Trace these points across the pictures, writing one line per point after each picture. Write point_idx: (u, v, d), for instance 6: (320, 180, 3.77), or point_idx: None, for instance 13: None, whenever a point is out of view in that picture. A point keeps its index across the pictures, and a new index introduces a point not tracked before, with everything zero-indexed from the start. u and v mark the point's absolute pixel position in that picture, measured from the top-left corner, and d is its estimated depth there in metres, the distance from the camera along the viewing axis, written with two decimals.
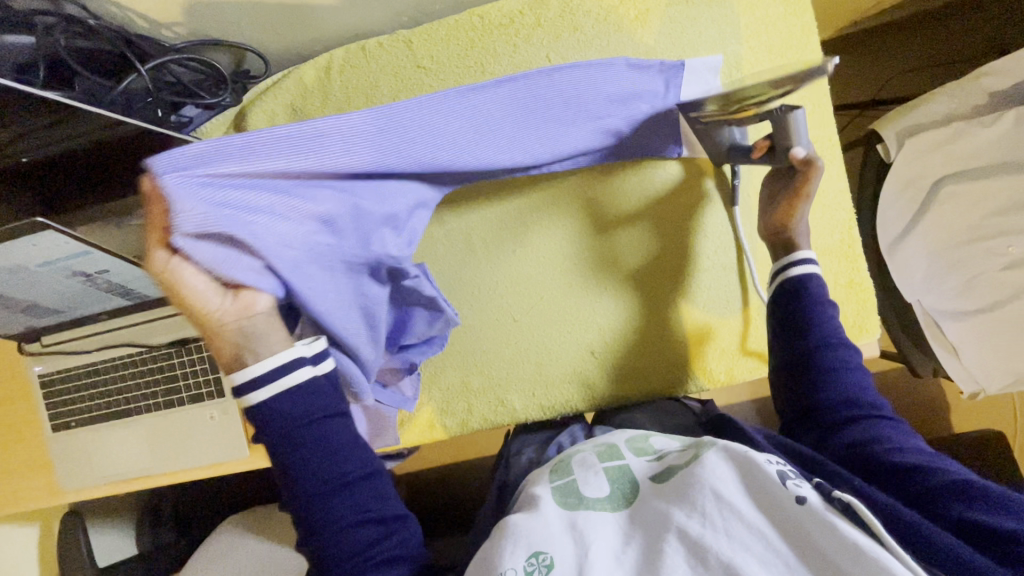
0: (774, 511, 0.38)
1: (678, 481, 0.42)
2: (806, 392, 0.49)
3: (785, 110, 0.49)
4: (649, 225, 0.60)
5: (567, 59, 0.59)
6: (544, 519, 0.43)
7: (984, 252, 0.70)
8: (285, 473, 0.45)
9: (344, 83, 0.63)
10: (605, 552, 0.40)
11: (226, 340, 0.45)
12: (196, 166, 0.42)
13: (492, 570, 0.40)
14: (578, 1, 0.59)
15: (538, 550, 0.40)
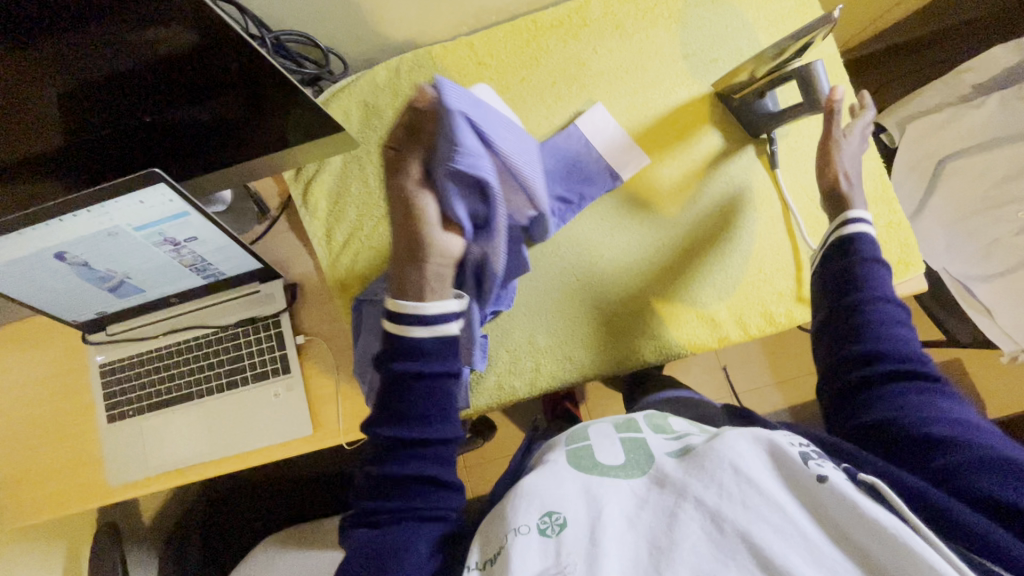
0: (797, 494, 0.36)
1: (705, 454, 0.39)
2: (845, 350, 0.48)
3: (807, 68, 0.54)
4: (697, 186, 0.64)
5: (612, 50, 0.68)
6: (559, 481, 0.41)
7: (996, 219, 0.76)
8: (387, 402, 0.46)
9: (413, 82, 0.71)
10: (618, 514, 0.38)
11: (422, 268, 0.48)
12: (464, 107, 0.49)
13: (502, 529, 0.39)
14: (618, 5, 0.68)
15: (550, 509, 0.39)
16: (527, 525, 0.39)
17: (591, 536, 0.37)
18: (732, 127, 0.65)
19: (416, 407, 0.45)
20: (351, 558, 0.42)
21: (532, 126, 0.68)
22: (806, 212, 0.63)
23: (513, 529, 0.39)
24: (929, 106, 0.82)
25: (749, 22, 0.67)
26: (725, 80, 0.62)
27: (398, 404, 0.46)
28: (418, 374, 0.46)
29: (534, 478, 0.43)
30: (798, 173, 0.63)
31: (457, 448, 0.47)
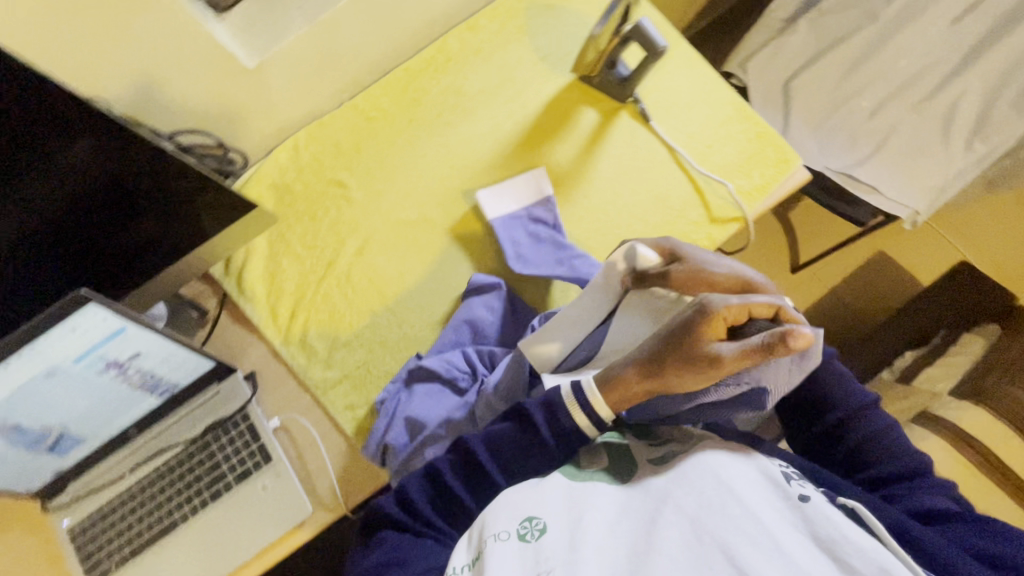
0: (781, 510, 0.40)
1: (686, 468, 0.44)
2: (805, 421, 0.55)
3: (633, 27, 0.61)
4: (591, 157, 0.71)
5: (479, 72, 0.76)
6: (546, 492, 0.45)
7: (848, 113, 0.89)
8: (498, 456, 0.51)
9: (313, 153, 0.76)
10: (601, 523, 0.42)
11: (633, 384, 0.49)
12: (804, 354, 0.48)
13: (484, 534, 0.43)
14: (471, 35, 0.77)
15: (531, 516, 0.43)
16: (509, 531, 0.42)
17: (567, 540, 0.40)
18: (603, 101, 0.73)
19: (524, 460, 0.51)
20: (384, 539, 0.49)
21: (433, 155, 0.74)
22: (691, 147, 0.69)
23: (493, 536, 0.42)
24: (757, 42, 0.95)
25: (583, 18, 0.78)
26: (579, 62, 0.69)
27: (522, 464, 0.51)
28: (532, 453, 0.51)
29: (520, 488, 0.46)
30: (671, 118, 0.71)
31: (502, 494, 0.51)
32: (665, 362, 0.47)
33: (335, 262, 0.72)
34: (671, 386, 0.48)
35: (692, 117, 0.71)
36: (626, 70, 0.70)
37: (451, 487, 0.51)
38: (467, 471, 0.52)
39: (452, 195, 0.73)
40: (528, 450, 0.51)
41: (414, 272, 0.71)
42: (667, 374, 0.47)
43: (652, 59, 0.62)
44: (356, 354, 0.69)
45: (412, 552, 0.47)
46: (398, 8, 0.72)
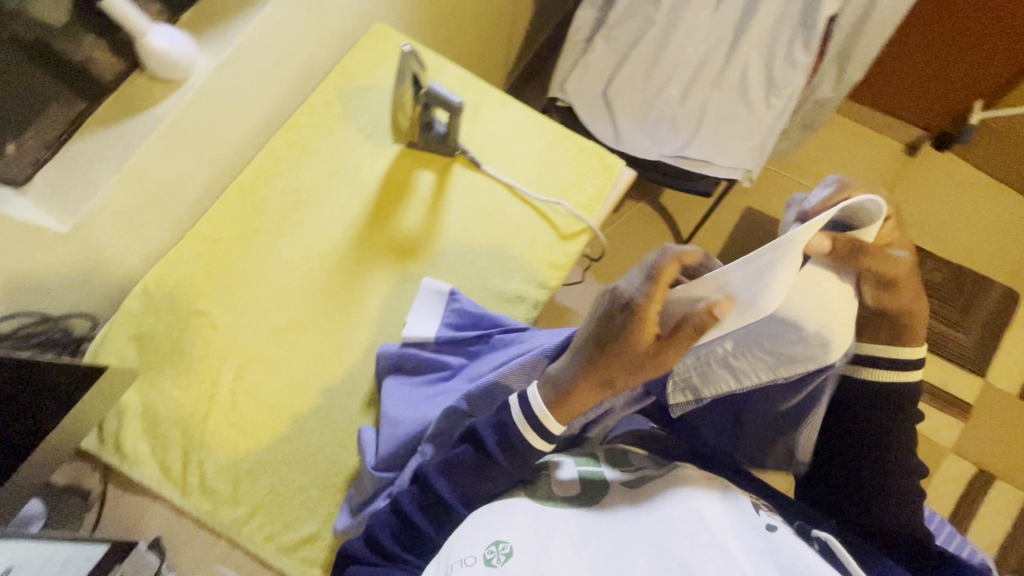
0: (751, 539, 0.44)
1: (663, 493, 0.49)
2: (845, 465, 0.63)
3: (424, 92, 0.65)
4: (438, 213, 0.74)
5: (312, 166, 0.78)
6: (528, 518, 0.48)
7: (663, 104, 0.98)
8: (458, 484, 0.54)
9: (166, 291, 0.73)
10: (574, 541, 0.46)
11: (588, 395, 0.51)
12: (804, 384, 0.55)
13: (453, 556, 0.46)
14: (294, 134, 0.79)
15: (500, 539, 0.46)
16: (475, 556, 0.45)
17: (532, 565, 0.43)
18: (434, 158, 0.76)
19: (477, 484, 0.54)
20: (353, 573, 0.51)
21: (289, 257, 0.74)
22: (526, 180, 0.74)
23: (460, 562, 0.44)
24: (564, 63, 1.02)
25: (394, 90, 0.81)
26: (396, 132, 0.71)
27: (479, 489, 0.54)
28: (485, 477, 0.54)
29: (498, 511, 0.50)
30: (499, 157, 0.75)
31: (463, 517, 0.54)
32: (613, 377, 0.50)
33: (218, 393, 0.69)
34: (601, 391, 0.51)
35: (518, 152, 0.75)
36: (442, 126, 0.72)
37: (418, 523, 0.54)
38: (430, 504, 0.54)
39: (319, 289, 0.72)
40: (484, 475, 0.54)
41: (300, 377, 0.69)
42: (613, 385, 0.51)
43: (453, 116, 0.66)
44: (264, 480, 0.66)
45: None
46: (209, 131, 0.72)
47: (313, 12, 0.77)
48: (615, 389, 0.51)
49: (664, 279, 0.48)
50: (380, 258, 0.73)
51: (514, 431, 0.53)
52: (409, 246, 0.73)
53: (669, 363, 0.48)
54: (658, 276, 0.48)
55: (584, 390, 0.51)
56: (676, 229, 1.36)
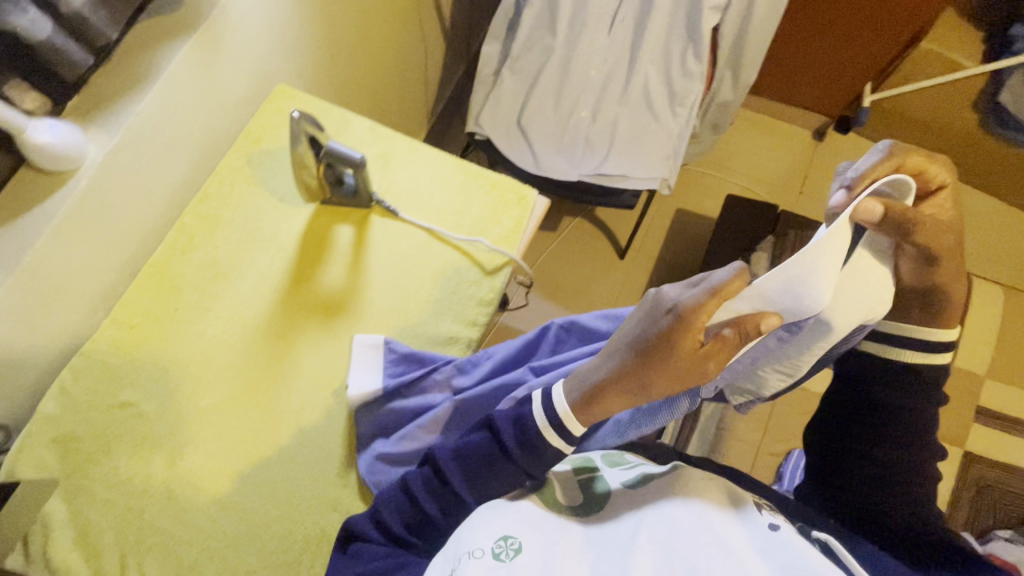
0: (753, 539, 0.48)
1: (665, 496, 0.52)
2: (849, 443, 0.69)
3: (325, 151, 0.65)
4: (362, 267, 0.73)
5: (228, 236, 0.76)
6: (533, 522, 0.52)
7: (576, 126, 1.02)
8: (468, 477, 0.58)
9: (84, 387, 0.69)
10: (577, 543, 0.50)
11: (619, 399, 0.55)
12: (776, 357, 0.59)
13: (463, 550, 0.49)
14: (205, 205, 0.77)
15: (507, 536, 0.49)
16: (484, 550, 0.48)
17: (538, 561, 0.46)
18: (352, 212, 0.76)
19: (489, 477, 0.57)
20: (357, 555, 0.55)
21: (213, 332, 0.72)
22: (443, 222, 0.74)
23: (469, 554, 0.47)
24: (476, 97, 1.04)
25: None
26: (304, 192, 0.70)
27: (488, 488, 0.58)
28: (495, 468, 0.57)
29: (507, 509, 0.54)
30: (414, 203, 0.76)
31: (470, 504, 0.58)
32: (648, 386, 0.54)
33: (152, 487, 0.66)
34: (633, 395, 0.55)
35: (433, 195, 0.76)
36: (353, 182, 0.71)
37: (425, 506, 0.58)
38: (441, 502, 0.58)
39: (249, 361, 0.70)
40: (497, 473, 0.57)
41: (238, 454, 0.67)
42: (646, 393, 0.55)
43: (357, 172, 0.66)
44: (211, 570, 0.63)
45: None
46: (110, 215, 0.69)
47: (209, 83, 0.76)
48: (645, 394, 0.55)
49: (724, 295, 0.51)
50: (307, 320, 0.72)
51: (533, 427, 0.57)
52: (338, 305, 0.72)
53: (708, 372, 0.52)
54: (726, 294, 0.50)
55: (620, 394, 0.55)
56: (614, 239, 1.39)
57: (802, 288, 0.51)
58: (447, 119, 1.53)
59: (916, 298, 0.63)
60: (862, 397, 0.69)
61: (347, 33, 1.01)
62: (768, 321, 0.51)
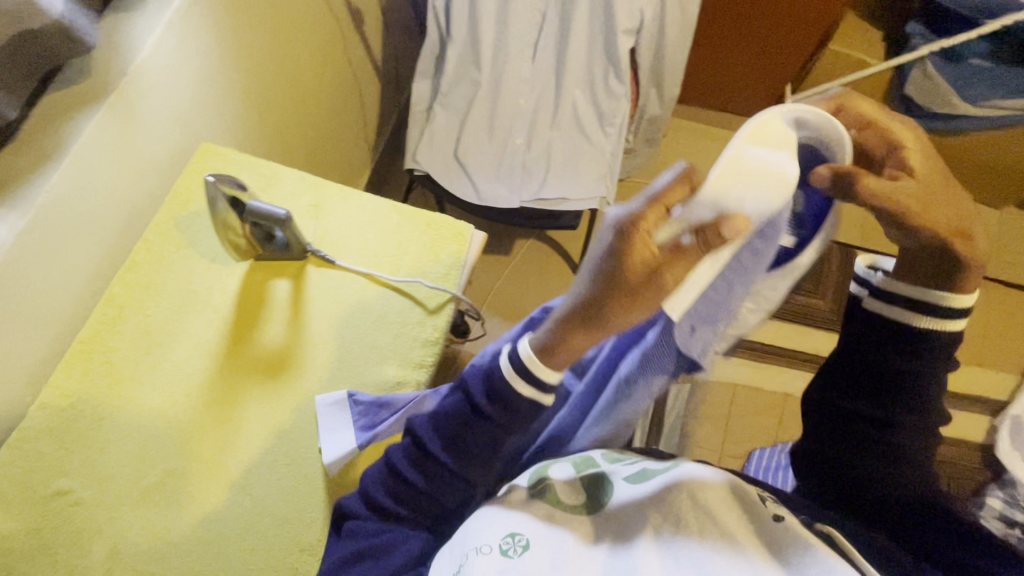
0: (757, 532, 0.45)
1: (673, 485, 0.50)
2: (859, 412, 0.62)
3: (248, 212, 0.64)
4: (304, 321, 0.72)
5: (161, 303, 0.74)
6: (535, 520, 0.51)
7: (512, 154, 1.03)
8: (449, 441, 0.56)
9: (14, 480, 0.65)
10: (578, 545, 0.49)
11: (580, 339, 0.50)
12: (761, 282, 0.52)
13: (471, 546, 0.49)
14: (135, 274, 0.75)
15: (514, 534, 0.49)
16: (491, 546, 0.48)
17: (541, 561, 0.46)
18: (288, 265, 0.75)
19: (463, 440, 0.56)
20: (356, 534, 0.56)
21: (151, 405, 0.69)
22: (381, 265, 0.74)
23: (477, 550, 0.48)
24: (411, 134, 1.05)
25: None
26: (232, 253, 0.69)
27: (478, 452, 0.56)
28: (467, 428, 0.56)
29: (510, 509, 0.53)
30: (349, 249, 0.75)
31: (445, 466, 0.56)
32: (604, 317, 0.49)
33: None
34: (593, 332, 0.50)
35: (369, 239, 0.75)
36: (283, 239, 0.70)
37: (406, 475, 0.57)
38: (432, 477, 0.56)
39: (193, 430, 0.68)
40: (477, 434, 0.55)
41: (185, 530, 0.64)
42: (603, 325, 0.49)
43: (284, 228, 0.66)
44: None
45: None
46: (32, 294, 0.66)
47: (127, 150, 0.73)
48: (610, 327, 0.49)
49: (665, 202, 0.47)
50: (251, 380, 0.70)
51: (499, 376, 0.53)
52: (282, 362, 0.71)
53: (667, 287, 0.46)
54: (662, 202, 0.46)
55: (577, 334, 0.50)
56: (567, 258, 1.41)
57: (750, 185, 0.45)
58: (391, 154, 1.53)
59: (921, 259, 0.57)
60: (873, 356, 0.61)
61: (274, 83, 1.01)
62: (737, 225, 0.44)
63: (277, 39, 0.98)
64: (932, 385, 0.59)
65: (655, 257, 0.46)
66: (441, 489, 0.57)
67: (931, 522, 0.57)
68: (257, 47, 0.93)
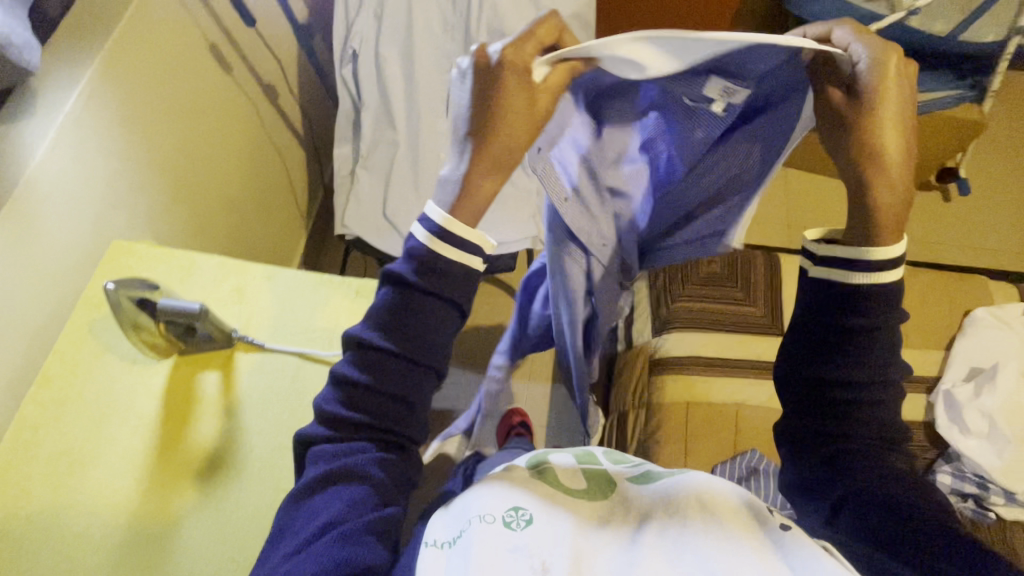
0: (757, 533, 0.50)
1: (685, 484, 0.57)
2: (811, 381, 0.61)
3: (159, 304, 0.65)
4: (236, 412, 0.69)
5: (77, 416, 0.69)
6: (538, 499, 0.55)
7: None
8: (385, 328, 0.55)
9: None
10: (578, 523, 0.53)
11: (485, 180, 0.55)
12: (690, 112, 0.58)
13: (476, 515, 0.53)
14: (45, 388, 0.70)
15: (517, 508, 0.53)
16: (495, 516, 0.52)
17: (548, 529, 0.51)
18: (215, 356, 0.72)
19: (406, 320, 0.55)
20: (317, 456, 0.55)
21: (75, 531, 0.63)
22: (313, 341, 0.72)
23: (481, 518, 0.52)
24: (337, 201, 1.04)
25: None
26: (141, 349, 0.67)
27: (425, 336, 0.55)
28: (402, 306, 0.55)
29: (516, 483, 0.59)
30: (279, 330, 0.73)
31: (387, 354, 0.55)
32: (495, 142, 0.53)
33: None
34: (498, 171, 0.55)
35: (298, 315, 0.74)
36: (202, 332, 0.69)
37: (353, 380, 0.55)
38: (380, 376, 0.55)
39: (120, 550, 0.62)
40: (414, 311, 0.55)
41: None
42: (495, 158, 0.54)
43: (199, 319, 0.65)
44: None
45: (342, 506, 0.52)
46: None
47: (27, 261, 0.70)
48: (501, 158, 0.54)
49: (523, 42, 0.53)
50: (184, 484, 0.66)
51: (419, 247, 0.55)
52: (217, 460, 0.67)
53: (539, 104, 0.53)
54: (535, 34, 0.52)
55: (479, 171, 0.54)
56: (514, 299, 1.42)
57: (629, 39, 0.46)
58: (323, 220, 1.52)
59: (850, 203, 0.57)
60: (812, 325, 0.61)
61: (188, 168, 0.99)
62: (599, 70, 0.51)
63: (186, 125, 0.96)
64: (874, 345, 0.58)
65: (531, 82, 0.52)
66: (392, 381, 0.55)
67: (900, 512, 0.52)
68: (166, 137, 0.92)
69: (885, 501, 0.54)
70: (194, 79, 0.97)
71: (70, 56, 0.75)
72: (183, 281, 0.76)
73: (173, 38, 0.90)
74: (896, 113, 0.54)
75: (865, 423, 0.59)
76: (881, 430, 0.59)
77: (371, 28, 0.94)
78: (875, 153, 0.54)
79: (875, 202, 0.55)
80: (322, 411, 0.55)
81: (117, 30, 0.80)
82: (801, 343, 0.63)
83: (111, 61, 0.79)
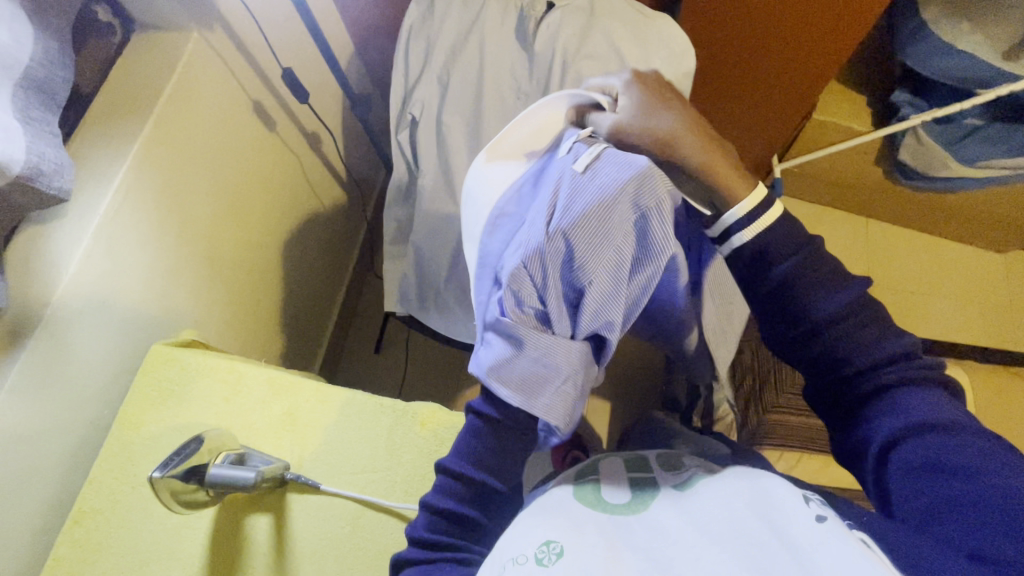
0: (803, 528, 0.43)
1: (730, 489, 0.51)
2: (832, 389, 0.58)
3: (215, 475, 0.57)
4: (288, 567, 0.61)
5: (116, 561, 0.62)
6: (571, 529, 0.50)
7: None
8: (467, 452, 0.56)
9: None
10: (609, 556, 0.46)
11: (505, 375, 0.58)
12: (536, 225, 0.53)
13: (509, 555, 0.48)
14: (80, 526, 0.63)
15: (549, 541, 0.48)
16: (527, 556, 0.47)
17: (580, 565, 0.45)
18: (265, 497, 0.64)
19: (492, 453, 0.56)
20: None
21: None
22: (374, 484, 0.64)
23: (513, 561, 0.47)
24: (388, 275, 0.94)
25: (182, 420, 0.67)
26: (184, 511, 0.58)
27: (507, 463, 0.56)
28: (476, 439, 0.56)
29: (554, 510, 0.54)
30: (336, 468, 0.65)
31: (468, 480, 0.55)
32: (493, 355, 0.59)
33: None
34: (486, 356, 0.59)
35: (357, 452, 0.65)
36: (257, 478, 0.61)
37: (445, 508, 0.55)
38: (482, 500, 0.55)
39: None
40: (497, 443, 0.56)
41: None
42: None
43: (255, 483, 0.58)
44: None
45: None
46: None
47: (55, 387, 0.63)
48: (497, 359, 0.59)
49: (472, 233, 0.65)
50: None
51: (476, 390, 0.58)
52: None
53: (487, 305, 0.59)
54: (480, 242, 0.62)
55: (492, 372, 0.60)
56: None
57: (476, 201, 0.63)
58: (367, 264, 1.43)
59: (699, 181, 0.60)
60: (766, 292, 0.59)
61: (232, 244, 0.90)
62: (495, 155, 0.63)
63: (228, 198, 0.88)
64: (823, 281, 0.57)
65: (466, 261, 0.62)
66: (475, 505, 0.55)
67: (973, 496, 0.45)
68: (209, 216, 0.84)
69: (930, 474, 0.48)
70: (235, 142, 0.87)
71: (107, 149, 0.68)
72: (229, 401, 0.68)
73: (216, 109, 0.81)
74: (650, 98, 0.63)
75: (865, 374, 0.55)
76: (882, 367, 0.55)
77: (435, 94, 0.82)
78: (664, 138, 0.60)
79: (702, 165, 0.59)
80: (409, 543, 0.54)
81: (155, 115, 0.70)
82: (786, 328, 0.59)
83: (151, 151, 0.71)
